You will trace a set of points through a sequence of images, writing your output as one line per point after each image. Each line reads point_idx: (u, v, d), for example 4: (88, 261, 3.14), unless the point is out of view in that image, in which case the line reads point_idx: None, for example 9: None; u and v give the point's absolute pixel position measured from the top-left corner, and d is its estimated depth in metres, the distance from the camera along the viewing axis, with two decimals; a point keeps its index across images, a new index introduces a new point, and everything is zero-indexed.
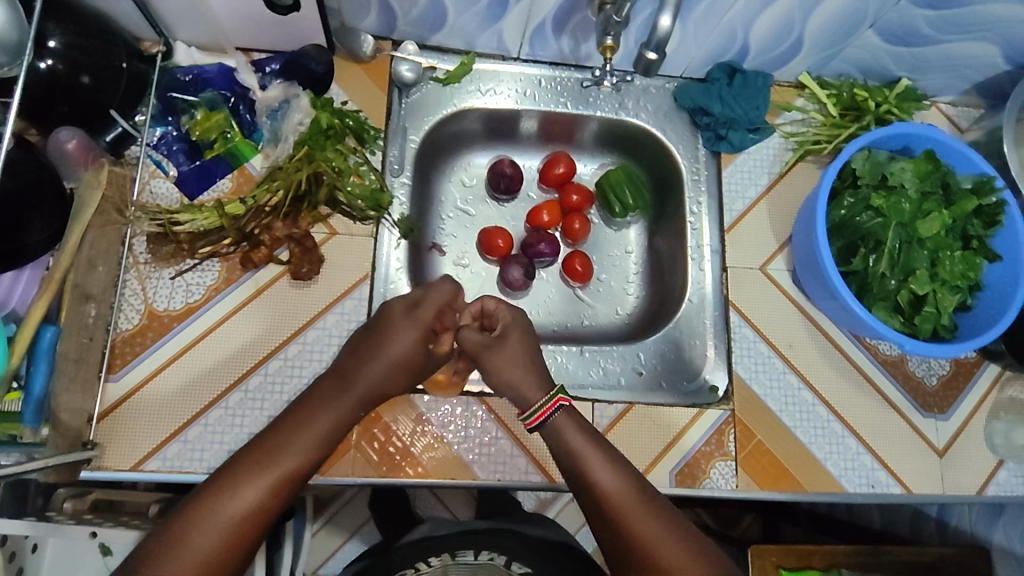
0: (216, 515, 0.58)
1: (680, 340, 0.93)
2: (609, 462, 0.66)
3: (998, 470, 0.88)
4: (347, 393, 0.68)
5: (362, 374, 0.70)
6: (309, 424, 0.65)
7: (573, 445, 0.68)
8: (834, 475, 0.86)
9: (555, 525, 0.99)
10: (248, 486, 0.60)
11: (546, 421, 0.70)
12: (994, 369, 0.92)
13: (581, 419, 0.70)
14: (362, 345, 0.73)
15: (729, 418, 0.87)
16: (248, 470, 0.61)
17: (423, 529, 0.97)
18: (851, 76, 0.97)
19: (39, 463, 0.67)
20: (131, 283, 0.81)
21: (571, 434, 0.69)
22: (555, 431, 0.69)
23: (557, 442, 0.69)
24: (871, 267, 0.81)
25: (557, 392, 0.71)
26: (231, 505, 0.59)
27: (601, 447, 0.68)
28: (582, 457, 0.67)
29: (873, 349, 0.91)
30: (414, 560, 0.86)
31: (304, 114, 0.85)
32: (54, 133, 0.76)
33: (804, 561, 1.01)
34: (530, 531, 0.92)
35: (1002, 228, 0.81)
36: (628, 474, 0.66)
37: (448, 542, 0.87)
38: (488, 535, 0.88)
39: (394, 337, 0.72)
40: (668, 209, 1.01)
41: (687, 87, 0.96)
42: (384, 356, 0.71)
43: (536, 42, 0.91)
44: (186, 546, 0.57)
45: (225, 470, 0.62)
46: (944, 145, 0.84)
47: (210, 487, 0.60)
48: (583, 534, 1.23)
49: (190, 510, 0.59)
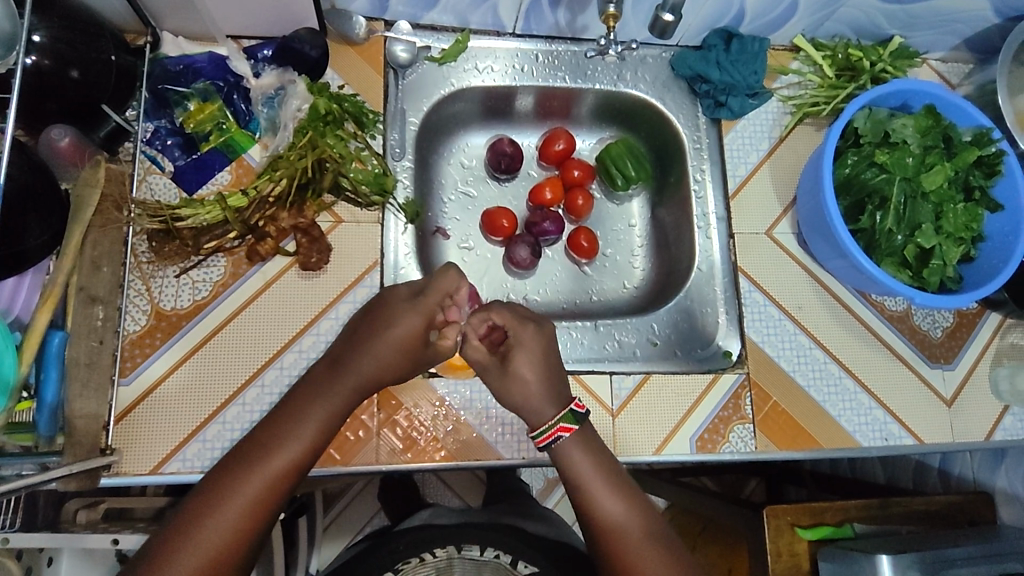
0: (220, 513, 0.59)
1: (691, 309, 0.94)
2: (616, 493, 0.68)
3: (1004, 415, 0.91)
4: (342, 381, 0.67)
5: (358, 362, 0.68)
6: (305, 418, 0.65)
7: (580, 474, 0.68)
8: (848, 431, 0.88)
9: (552, 520, 1.02)
10: (247, 485, 0.61)
11: (554, 443, 0.70)
12: (995, 318, 0.94)
13: (592, 445, 0.71)
14: (359, 331, 0.71)
15: (745, 381, 0.88)
16: (245, 468, 0.62)
17: (425, 516, 0.97)
18: (845, 36, 0.97)
19: (61, 471, 0.65)
20: (135, 283, 0.78)
21: (579, 461, 0.69)
22: (563, 456, 0.70)
23: (564, 468, 0.70)
24: (879, 224, 0.82)
25: (560, 421, 0.70)
26: (232, 504, 0.60)
27: (607, 477, 0.69)
28: (588, 487, 0.68)
29: (879, 306, 0.93)
30: (419, 550, 0.86)
31: (302, 100, 0.82)
32: (45, 132, 0.73)
33: (818, 519, 1.03)
34: (532, 527, 0.95)
35: (1001, 177, 0.83)
36: (632, 507, 0.68)
37: (456, 533, 0.87)
38: (492, 531, 0.89)
39: (393, 322, 0.70)
40: (670, 179, 1.01)
41: (683, 55, 0.96)
42: (382, 341, 0.69)
43: (531, 16, 0.90)
44: (193, 543, 0.58)
45: (223, 469, 0.62)
46: (942, 99, 0.85)
47: (211, 487, 0.61)
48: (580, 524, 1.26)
49: (195, 509, 0.60)
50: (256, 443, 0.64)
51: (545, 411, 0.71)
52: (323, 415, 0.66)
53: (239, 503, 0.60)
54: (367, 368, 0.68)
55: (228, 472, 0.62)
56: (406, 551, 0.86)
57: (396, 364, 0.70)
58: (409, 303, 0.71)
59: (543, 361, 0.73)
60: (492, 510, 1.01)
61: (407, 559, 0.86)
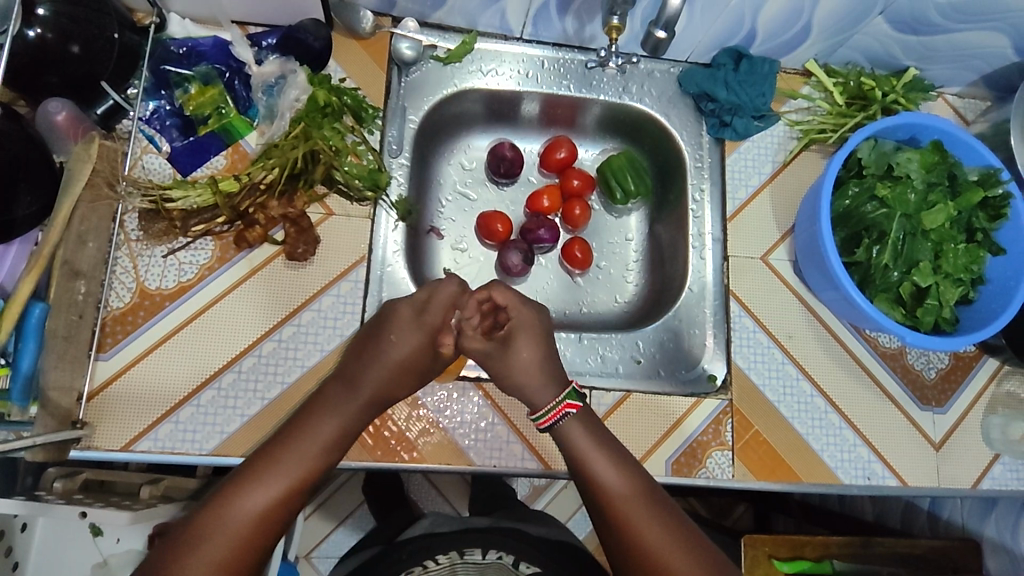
0: (230, 516, 0.58)
1: (679, 329, 0.92)
2: (619, 467, 0.67)
3: (993, 464, 0.88)
4: (353, 401, 0.67)
5: (367, 376, 0.69)
6: (318, 427, 0.65)
7: (582, 453, 0.68)
8: (831, 467, 0.86)
9: (548, 521, 1.00)
10: (259, 491, 0.60)
11: (556, 425, 0.71)
12: (993, 363, 0.92)
13: (594, 424, 0.71)
14: (366, 345, 0.72)
15: (727, 407, 0.86)
16: (257, 474, 0.61)
17: (425, 524, 0.95)
18: (859, 64, 0.96)
19: (27, 441, 0.65)
20: (122, 261, 0.79)
21: (581, 439, 0.69)
22: (566, 435, 0.69)
23: (565, 447, 0.69)
24: (874, 258, 0.80)
25: (563, 400, 0.71)
26: (246, 508, 0.59)
27: (610, 452, 0.68)
28: (591, 462, 0.67)
29: (872, 342, 0.90)
30: (424, 558, 0.85)
31: (300, 91, 0.82)
32: (43, 105, 0.74)
33: (797, 552, 1.01)
34: (535, 531, 0.92)
35: (1007, 221, 0.80)
36: (634, 476, 0.66)
37: (459, 540, 0.87)
38: (492, 533, 0.88)
39: (396, 338, 0.70)
40: (670, 196, 1.00)
41: (692, 71, 0.95)
42: (387, 357, 0.69)
43: (539, 22, 0.90)
44: (205, 547, 0.57)
45: (234, 476, 0.61)
46: (952, 136, 0.82)
47: (222, 491, 0.60)
48: (573, 521, 1.24)
49: (206, 514, 0.58)
50: (269, 449, 0.63)
51: (542, 386, 0.71)
52: (336, 429, 0.66)
53: (252, 507, 0.59)
54: (376, 385, 0.68)
55: (242, 478, 0.61)
56: (409, 560, 0.85)
57: (402, 382, 0.70)
58: (413, 320, 0.71)
59: (532, 340, 0.74)
60: (491, 517, 0.98)
61: (411, 567, 0.85)
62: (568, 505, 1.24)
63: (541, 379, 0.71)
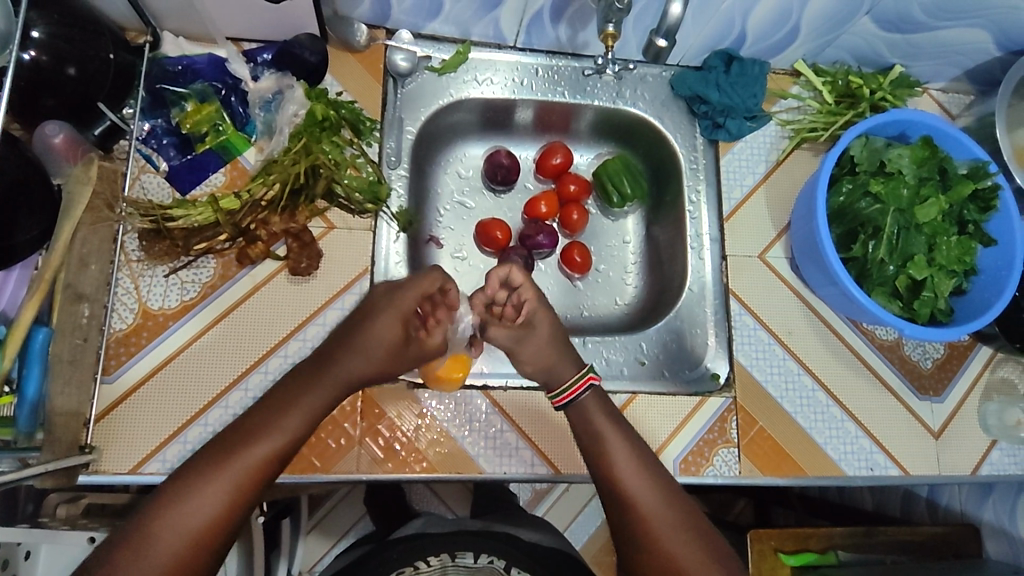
0: (199, 497, 0.56)
1: (681, 329, 0.93)
2: (633, 446, 0.67)
3: (991, 450, 0.90)
4: (330, 378, 0.67)
5: (342, 359, 0.68)
6: (292, 406, 0.63)
7: (599, 428, 0.68)
8: (834, 459, 0.87)
9: (547, 528, 0.99)
10: (228, 470, 0.58)
11: (575, 400, 0.71)
12: (986, 351, 0.94)
13: (609, 404, 0.71)
14: (341, 334, 0.72)
15: (731, 405, 0.87)
16: (227, 456, 0.59)
17: (418, 522, 0.95)
18: (846, 63, 0.98)
19: (39, 468, 0.65)
20: (124, 282, 0.79)
21: (598, 418, 0.69)
22: (584, 410, 0.70)
23: (583, 421, 0.70)
24: (871, 253, 0.82)
25: (588, 371, 0.72)
26: (213, 489, 0.57)
27: (625, 434, 0.68)
28: (605, 438, 0.68)
29: (870, 335, 0.92)
30: (413, 558, 0.84)
31: (298, 106, 0.82)
32: (40, 128, 0.73)
33: (801, 544, 1.02)
34: (528, 535, 0.92)
35: (997, 213, 0.82)
36: (646, 456, 0.67)
37: (450, 542, 0.85)
38: (480, 536, 0.87)
39: (372, 321, 0.71)
40: (667, 198, 1.01)
41: (683, 75, 0.96)
42: (365, 341, 0.70)
43: (533, 30, 0.91)
44: (169, 530, 0.55)
45: (202, 458, 0.59)
46: (940, 131, 0.85)
47: (192, 472, 0.58)
48: (571, 530, 1.23)
49: (170, 495, 0.56)
50: (238, 431, 0.61)
51: (555, 390, 0.71)
52: (308, 407, 0.64)
53: (216, 489, 0.57)
54: (349, 365, 0.68)
55: (211, 459, 0.59)
56: (400, 559, 0.84)
57: (377, 368, 0.70)
58: (386, 303, 0.72)
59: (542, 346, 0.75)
60: (486, 519, 0.98)
61: (401, 567, 0.83)
62: (569, 510, 1.23)
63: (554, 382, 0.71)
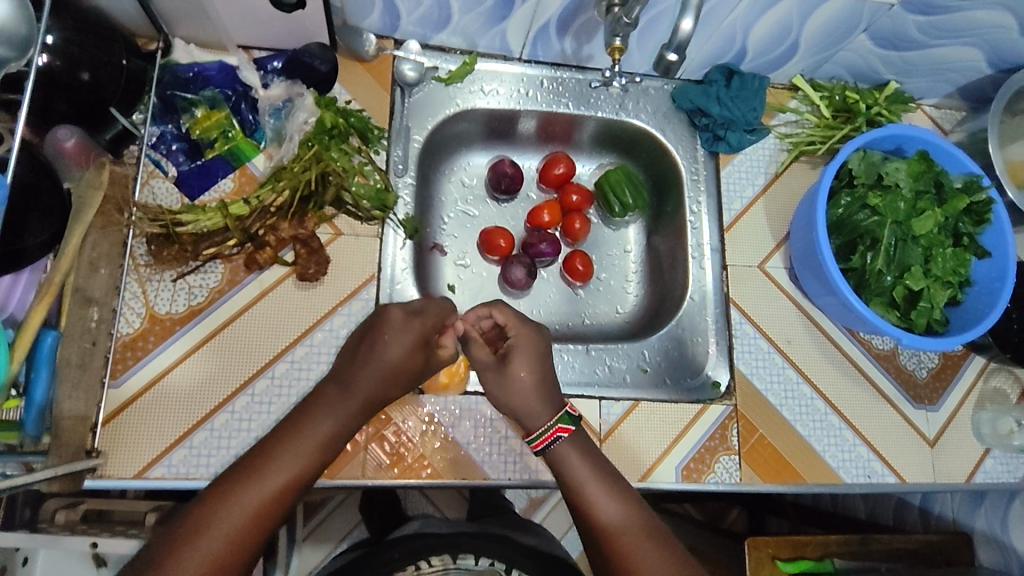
0: (222, 518, 0.56)
1: (683, 338, 0.95)
2: (611, 488, 0.66)
3: (985, 458, 0.92)
4: (350, 400, 0.66)
5: (361, 379, 0.67)
6: (312, 429, 0.63)
7: (573, 472, 0.67)
8: (833, 466, 0.89)
9: (541, 534, 0.99)
10: (254, 488, 0.58)
11: (549, 447, 0.70)
12: (979, 361, 0.96)
13: (586, 448, 0.70)
14: (357, 351, 0.71)
15: (732, 413, 0.89)
16: (240, 485, 0.58)
17: (414, 525, 0.95)
18: (842, 79, 1.00)
19: (47, 472, 0.64)
20: (131, 286, 0.79)
21: (572, 462, 0.68)
22: (559, 460, 0.69)
23: (558, 466, 0.69)
24: (869, 264, 0.84)
25: (557, 421, 0.70)
26: (226, 519, 0.56)
27: (600, 475, 0.67)
28: (578, 481, 0.66)
29: (866, 344, 0.94)
30: (415, 559, 0.84)
31: (309, 114, 0.84)
32: (50, 132, 0.73)
33: (799, 552, 1.01)
34: (528, 540, 0.91)
35: (990, 226, 0.85)
36: (627, 499, 0.65)
37: (452, 543, 0.85)
38: (480, 538, 0.86)
39: (386, 343, 0.70)
40: (667, 209, 1.02)
41: (685, 88, 0.98)
42: (378, 359, 0.69)
43: (539, 43, 0.92)
44: (190, 552, 0.54)
45: (214, 485, 0.59)
46: (936, 146, 0.87)
47: (208, 498, 0.58)
48: (567, 539, 1.24)
49: (189, 522, 0.56)
50: (253, 455, 0.61)
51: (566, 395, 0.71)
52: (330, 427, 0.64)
53: (243, 506, 0.57)
54: (371, 391, 0.67)
55: (224, 486, 0.59)
56: (400, 561, 0.84)
57: (390, 384, 0.70)
58: (401, 322, 0.72)
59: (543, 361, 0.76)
60: (483, 523, 0.98)
61: (402, 567, 0.83)
62: (564, 520, 1.24)
63: (543, 397, 0.70)
